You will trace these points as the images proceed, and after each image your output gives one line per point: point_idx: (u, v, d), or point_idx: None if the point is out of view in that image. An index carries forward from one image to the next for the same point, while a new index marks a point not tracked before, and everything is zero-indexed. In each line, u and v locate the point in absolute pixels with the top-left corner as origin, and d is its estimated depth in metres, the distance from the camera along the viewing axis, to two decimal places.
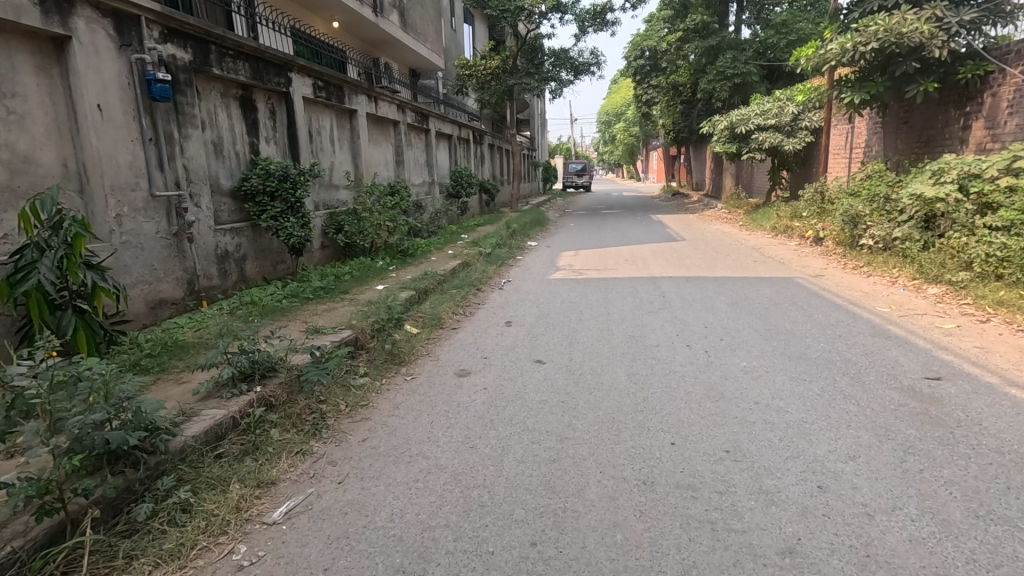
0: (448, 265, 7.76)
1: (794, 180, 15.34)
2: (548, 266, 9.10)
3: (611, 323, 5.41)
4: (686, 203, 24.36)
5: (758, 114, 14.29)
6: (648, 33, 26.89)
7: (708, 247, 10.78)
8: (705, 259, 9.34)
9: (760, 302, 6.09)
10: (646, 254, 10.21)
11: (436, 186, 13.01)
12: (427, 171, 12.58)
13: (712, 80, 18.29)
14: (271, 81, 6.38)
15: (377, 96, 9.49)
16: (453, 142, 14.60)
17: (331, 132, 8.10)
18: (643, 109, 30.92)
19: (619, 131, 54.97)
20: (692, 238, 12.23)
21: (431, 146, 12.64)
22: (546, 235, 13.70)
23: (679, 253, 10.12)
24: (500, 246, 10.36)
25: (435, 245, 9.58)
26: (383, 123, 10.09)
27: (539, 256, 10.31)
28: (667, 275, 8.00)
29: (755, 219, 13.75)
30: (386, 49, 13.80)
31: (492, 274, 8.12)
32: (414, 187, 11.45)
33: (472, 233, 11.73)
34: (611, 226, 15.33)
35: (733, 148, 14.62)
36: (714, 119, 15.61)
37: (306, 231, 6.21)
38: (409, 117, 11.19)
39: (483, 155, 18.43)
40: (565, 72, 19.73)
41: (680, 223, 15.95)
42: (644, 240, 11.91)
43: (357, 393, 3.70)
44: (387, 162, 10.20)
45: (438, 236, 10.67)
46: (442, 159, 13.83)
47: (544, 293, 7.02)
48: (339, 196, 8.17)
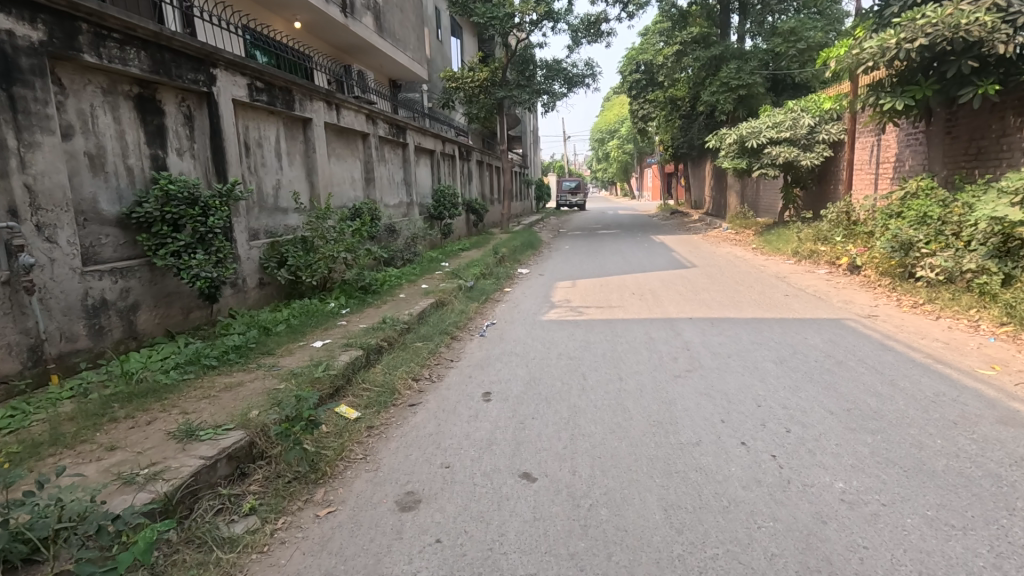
0: (417, 305, 6.32)
1: (809, 198, 14.08)
2: (541, 302, 7.67)
3: (625, 398, 3.96)
4: (688, 223, 23.12)
5: (771, 126, 13.07)
6: (644, 47, 25.97)
7: (724, 276, 9.39)
8: (726, 291, 7.95)
9: (816, 358, 4.66)
10: (655, 285, 8.79)
11: (415, 207, 11.64)
12: (404, 191, 11.21)
13: (714, 92, 17.18)
14: (182, 78, 4.97)
15: (340, 103, 8.13)
16: (435, 158, 13.24)
17: (277, 144, 6.70)
18: (639, 125, 29.91)
19: (613, 149, 54.19)
20: (703, 263, 10.88)
21: (409, 162, 11.29)
22: (539, 260, 12.30)
23: (693, 284, 8.71)
24: (485, 277, 8.93)
25: (408, 277, 8.14)
26: (349, 135, 8.72)
27: (531, 288, 8.88)
28: (685, 314, 6.60)
29: (770, 242, 12.43)
30: (361, 56, 12.51)
31: (472, 315, 6.69)
32: (387, 208, 10.04)
33: (454, 260, 10.32)
34: (611, 249, 13.97)
35: (743, 164, 13.37)
36: (721, 132, 14.40)
37: (223, 270, 4.74)
38: (382, 129, 9.83)
39: (470, 173, 17.16)
40: (558, 84, 18.52)
41: (686, 245, 14.61)
42: (650, 266, 10.53)
43: (220, 562, 2.22)
44: (353, 180, 8.81)
45: (413, 265, 9.24)
46: (423, 177, 12.48)
47: (535, 343, 5.56)
48: (286, 221, 6.73)
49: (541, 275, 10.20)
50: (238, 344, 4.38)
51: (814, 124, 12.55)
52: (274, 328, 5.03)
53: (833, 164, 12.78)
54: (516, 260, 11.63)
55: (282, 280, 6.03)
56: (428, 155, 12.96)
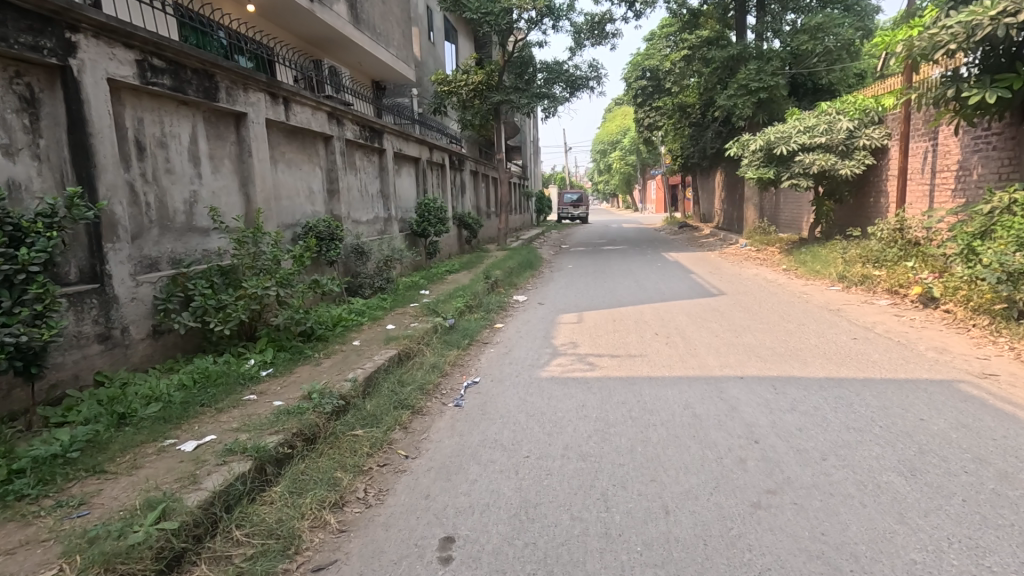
0: (371, 360, 4.68)
1: (844, 213, 12.52)
2: (540, 347, 6.06)
3: (682, 566, 2.29)
4: (699, 238, 21.59)
5: (802, 131, 11.59)
6: (650, 52, 24.58)
7: (763, 307, 7.77)
8: (774, 330, 6.33)
9: (967, 468, 3.00)
10: (681, 319, 7.17)
11: (394, 222, 10.05)
12: (380, 203, 9.62)
13: (731, 96, 15.71)
14: (9, 41, 3.40)
15: (290, 97, 6.55)
16: (421, 167, 11.67)
17: (191, 144, 5.10)
18: (645, 135, 28.51)
19: (615, 161, 52.91)
20: (731, 289, 9.29)
21: (386, 171, 9.72)
22: (540, 284, 10.69)
23: (727, 318, 7.09)
24: (472, 312, 7.31)
25: (373, 313, 6.51)
26: (305, 137, 7.14)
27: (528, 323, 7.29)
28: (730, 368, 4.98)
29: (805, 263, 10.82)
30: (336, 50, 11.00)
31: (447, 371, 5.06)
32: (356, 225, 8.45)
33: (437, 287, 8.70)
34: (620, 270, 12.38)
35: (771, 173, 11.84)
36: (743, 138, 12.88)
37: (50, 327, 3.10)
38: (351, 132, 8.28)
39: (463, 184, 15.63)
40: (560, 87, 16.96)
41: (704, 265, 13.04)
42: (670, 293, 8.92)
43: None
44: (310, 191, 7.23)
45: (385, 295, 7.60)
46: (405, 188, 10.91)
47: (529, 423, 3.91)
48: (201, 245, 5.12)
49: (540, 304, 8.61)
50: (48, 453, 2.73)
51: (854, 129, 11.05)
52: (138, 412, 3.37)
53: (874, 174, 11.24)
54: (512, 284, 10.05)
55: (183, 329, 4.39)
56: (412, 163, 11.39)
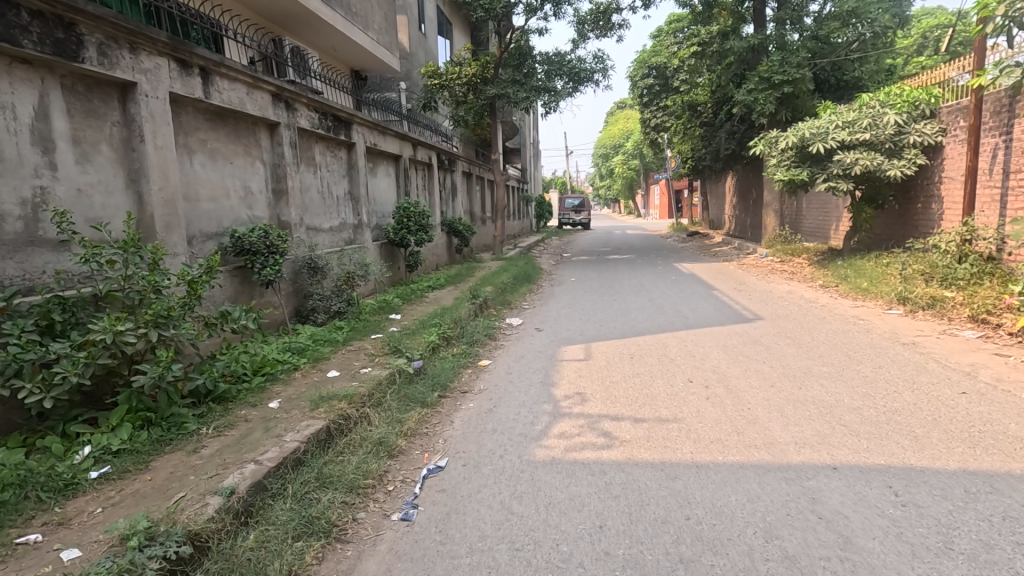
0: (281, 440, 3.12)
1: (885, 220, 11.00)
2: (535, 401, 4.50)
3: None
4: (710, 246, 20.10)
5: (841, 126, 10.09)
6: (658, 48, 23.15)
7: (814, 338, 6.22)
8: (845, 377, 4.78)
9: None
10: (717, 354, 5.62)
11: (367, 229, 8.53)
12: (347, 207, 8.10)
13: (752, 90, 14.24)
14: None
15: (211, 68, 5.02)
16: (401, 166, 10.15)
17: (33, 121, 3.57)
18: (651, 136, 27.08)
19: (617, 165, 51.52)
20: (766, 311, 7.77)
21: (356, 169, 8.21)
22: (539, 303, 9.13)
23: (775, 354, 5.55)
24: (449, 346, 5.77)
25: (315, 352, 4.94)
26: (239, 121, 5.62)
27: (522, 360, 5.75)
28: (809, 446, 3.45)
29: (849, 280, 9.29)
30: (304, 28, 9.53)
31: (399, 450, 3.50)
32: (312, 233, 6.91)
33: (412, 310, 7.14)
34: (631, 285, 10.84)
35: (805, 175, 10.33)
36: (770, 134, 11.37)
37: None
38: (306, 118, 6.76)
39: (454, 186, 14.14)
40: (562, 81, 15.46)
41: (725, 278, 11.53)
42: (695, 317, 7.37)
43: None
44: (245, 190, 5.70)
45: (342, 323, 6.04)
46: (381, 189, 9.39)
47: (511, 572, 2.34)
48: (49, 263, 3.59)
49: (537, 331, 7.06)
50: None
51: (903, 123, 9.57)
52: None
53: (926, 175, 9.72)
54: (504, 304, 8.51)
55: None
56: (390, 162, 9.88)
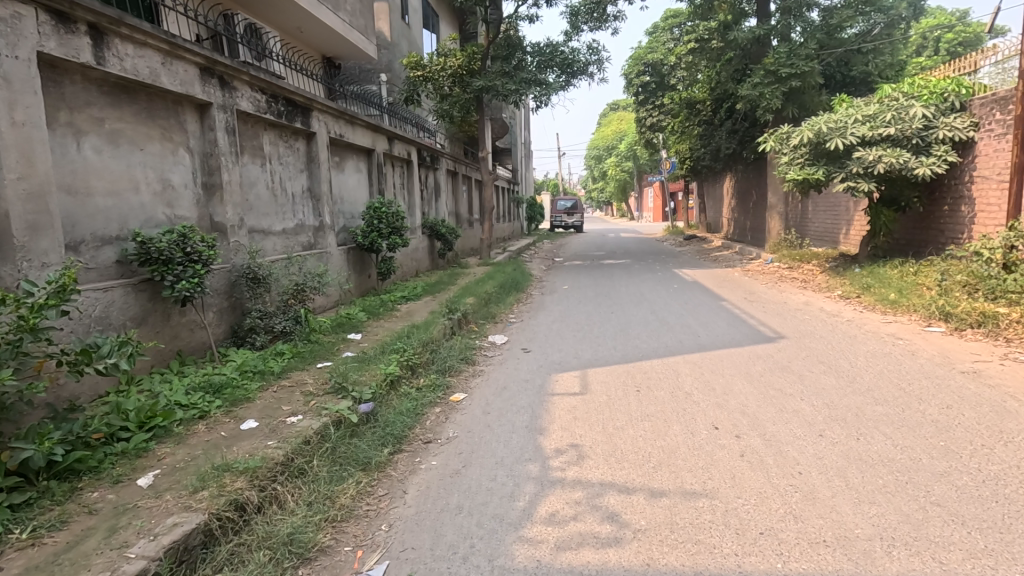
0: (125, 554, 2.06)
1: (906, 224, 10.07)
2: (516, 458, 3.46)
3: None
4: (709, 249, 19.22)
5: (862, 118, 9.14)
6: (654, 44, 22.27)
7: (853, 363, 5.23)
8: (909, 421, 3.79)
9: None
10: (741, 386, 4.62)
11: (330, 231, 7.46)
12: (305, 206, 7.04)
13: (756, 85, 13.29)
14: None
15: (107, 26, 3.94)
16: (374, 162, 9.09)
17: None
18: (646, 136, 26.25)
19: (610, 166, 50.73)
20: (786, 327, 6.81)
21: (317, 163, 7.15)
22: (528, 316, 8.09)
23: (811, 386, 4.55)
24: (413, 377, 4.72)
25: (237, 391, 3.87)
26: (153, 98, 4.55)
27: (504, 393, 4.70)
28: (898, 541, 2.45)
29: (873, 290, 8.34)
30: (264, 4, 8.48)
31: (318, 549, 2.44)
32: (256, 237, 5.83)
33: (376, 328, 6.07)
34: (630, 294, 9.85)
35: (821, 174, 9.36)
36: (781, 129, 10.42)
37: None
38: (250, 98, 5.67)
39: (438, 185, 13.11)
40: (554, 74, 14.47)
41: (730, 286, 10.59)
42: (708, 336, 6.37)
43: None
44: (161, 182, 4.62)
45: (284, 348, 4.97)
46: (348, 186, 8.33)
47: None
48: None
49: (524, 354, 6.02)
50: None
51: (931, 116, 8.64)
52: None
53: (956, 174, 8.77)
54: (486, 319, 7.47)
55: None
56: (361, 156, 8.83)
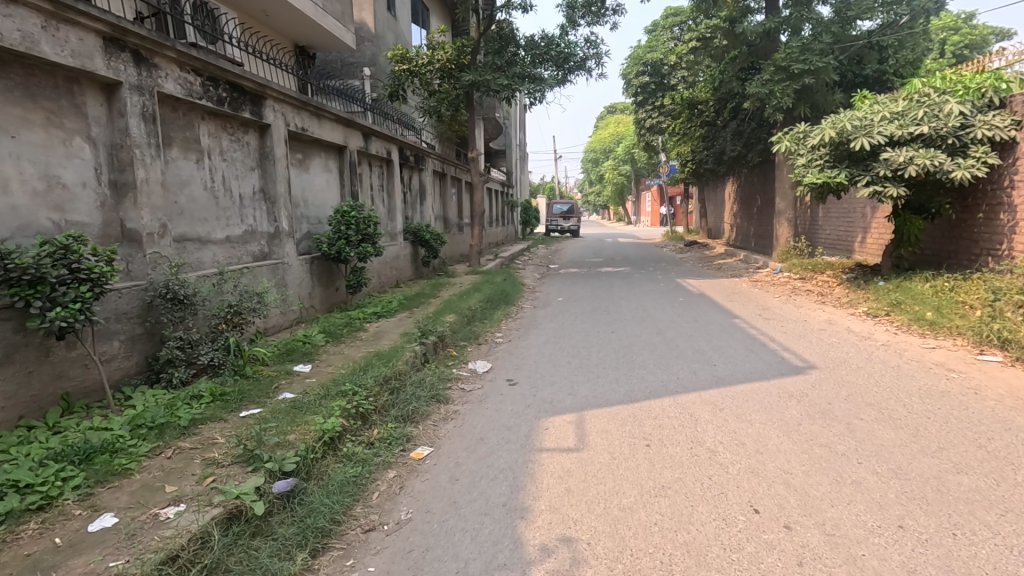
0: None
1: (935, 233, 9.16)
2: (485, 564, 2.47)
3: None
4: (712, 257, 18.34)
5: (889, 116, 8.22)
6: (654, 43, 21.44)
7: (905, 405, 4.30)
8: (1013, 502, 2.85)
9: None
10: (776, 441, 3.68)
11: (289, 239, 6.49)
12: (257, 210, 6.07)
13: (767, 81, 12.47)
14: None
15: None
16: (346, 160, 8.13)
17: None
18: (645, 138, 25.39)
19: (608, 170, 49.90)
20: (813, 353, 5.89)
21: (272, 160, 6.16)
22: (517, 337, 7.13)
23: (863, 442, 3.62)
24: (363, 427, 3.75)
25: (116, 457, 2.89)
26: (34, 72, 3.59)
27: (480, 449, 3.73)
28: None
29: (905, 309, 7.43)
30: None
31: None
32: (185, 247, 4.86)
33: (331, 356, 5.10)
34: (632, 308, 8.92)
35: (844, 177, 8.47)
36: (797, 128, 9.52)
37: None
38: (177, 79, 4.70)
39: (423, 187, 12.16)
40: (549, 69, 13.53)
41: (740, 300, 9.68)
42: (725, 366, 5.43)
43: None
44: (43, 179, 3.65)
45: (205, 387, 3.99)
46: (313, 187, 7.36)
47: None
48: None
49: (509, 390, 5.05)
50: None
51: (969, 113, 7.65)
52: None
53: (995, 178, 7.85)
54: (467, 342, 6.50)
55: None
56: (331, 154, 7.86)
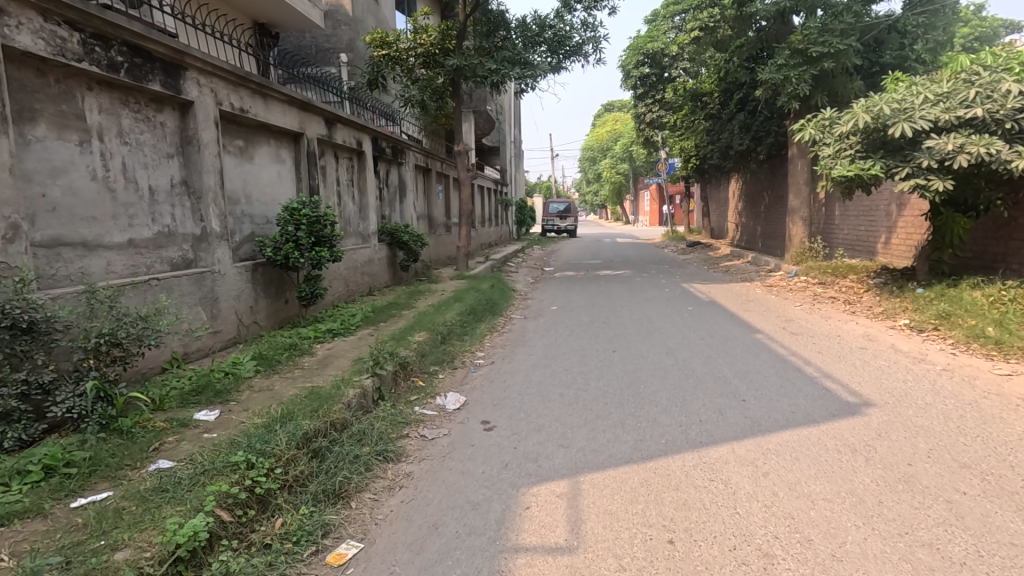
0: None
1: (979, 232, 8.08)
2: None
3: None
4: (717, 258, 17.28)
5: (932, 98, 7.10)
6: (654, 32, 20.36)
7: (1012, 466, 3.19)
8: None
9: None
10: (855, 536, 2.55)
11: (221, 242, 5.33)
12: (176, 207, 4.90)
13: (781, 67, 11.39)
14: None
15: None
16: (303, 150, 6.98)
17: None
18: (645, 133, 24.28)
19: (605, 168, 48.80)
20: (863, 384, 4.75)
21: (195, 145, 5.00)
22: (501, 359, 5.98)
23: (980, 541, 2.50)
24: (261, 519, 2.59)
25: None
26: None
27: (428, 548, 2.57)
28: None
29: (957, 322, 6.32)
30: None
31: None
32: (54, 255, 3.70)
33: (253, 396, 3.94)
34: (635, 320, 7.80)
35: (879, 169, 7.35)
36: (822, 113, 8.39)
37: None
38: (39, 32, 3.55)
39: (403, 183, 11.01)
40: (542, 53, 12.36)
41: (757, 309, 8.57)
42: (757, 405, 4.29)
43: None
44: None
45: (47, 451, 2.83)
46: (258, 180, 6.20)
47: None
48: None
49: (484, 438, 3.90)
50: None
51: None
52: None
53: None
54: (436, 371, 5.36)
55: None
56: (283, 142, 6.71)
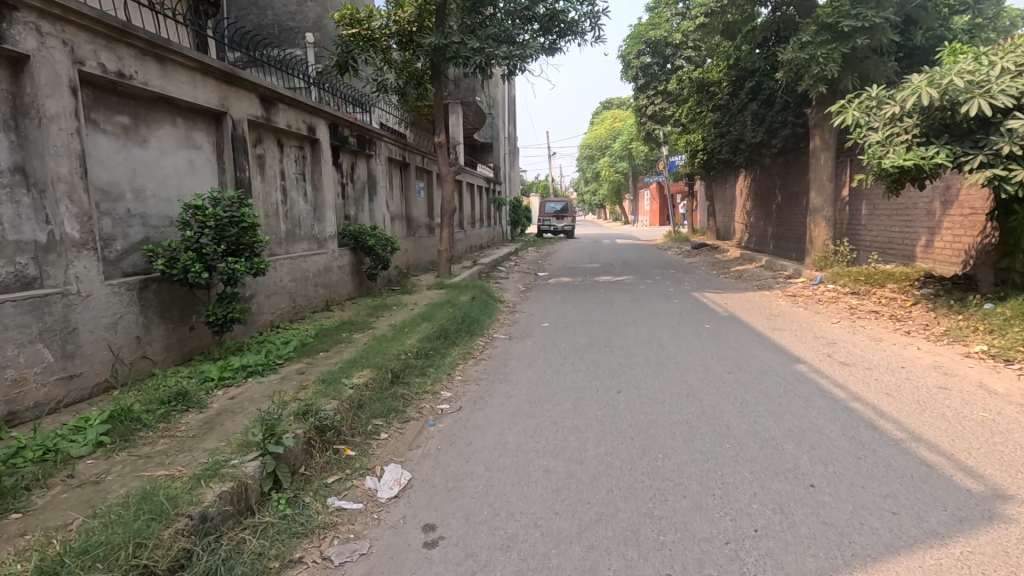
0: None
1: None
2: None
3: None
4: (726, 262, 15.90)
5: (1016, 68, 5.68)
6: (656, 19, 18.97)
7: None
8: None
9: None
10: None
11: (86, 253, 3.89)
12: (3, 203, 3.48)
13: (806, 45, 9.95)
14: None
15: None
16: (226, 133, 5.55)
17: None
18: (647, 129, 22.89)
19: (604, 167, 47.43)
20: (977, 456, 3.31)
21: (33, 117, 3.59)
22: (470, 404, 4.54)
23: None
24: None
25: None
26: None
27: None
28: None
29: None
30: None
31: None
32: None
33: (56, 501, 2.50)
34: (642, 342, 6.37)
35: (946, 157, 5.94)
36: (868, 91, 6.94)
37: None
38: None
39: (373, 178, 9.58)
40: (534, 32, 10.91)
41: (788, 327, 7.15)
42: (836, 499, 2.87)
43: None
44: None
45: None
46: (155, 169, 4.75)
47: None
48: None
49: (419, 567, 2.47)
50: None
51: None
52: None
53: None
54: (376, 428, 3.93)
55: None
56: (197, 122, 5.28)
